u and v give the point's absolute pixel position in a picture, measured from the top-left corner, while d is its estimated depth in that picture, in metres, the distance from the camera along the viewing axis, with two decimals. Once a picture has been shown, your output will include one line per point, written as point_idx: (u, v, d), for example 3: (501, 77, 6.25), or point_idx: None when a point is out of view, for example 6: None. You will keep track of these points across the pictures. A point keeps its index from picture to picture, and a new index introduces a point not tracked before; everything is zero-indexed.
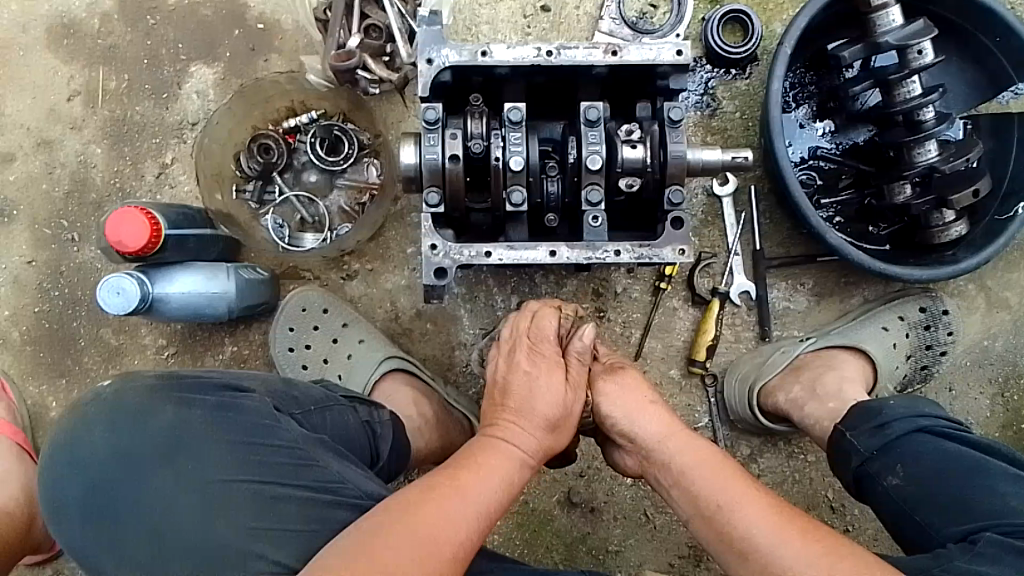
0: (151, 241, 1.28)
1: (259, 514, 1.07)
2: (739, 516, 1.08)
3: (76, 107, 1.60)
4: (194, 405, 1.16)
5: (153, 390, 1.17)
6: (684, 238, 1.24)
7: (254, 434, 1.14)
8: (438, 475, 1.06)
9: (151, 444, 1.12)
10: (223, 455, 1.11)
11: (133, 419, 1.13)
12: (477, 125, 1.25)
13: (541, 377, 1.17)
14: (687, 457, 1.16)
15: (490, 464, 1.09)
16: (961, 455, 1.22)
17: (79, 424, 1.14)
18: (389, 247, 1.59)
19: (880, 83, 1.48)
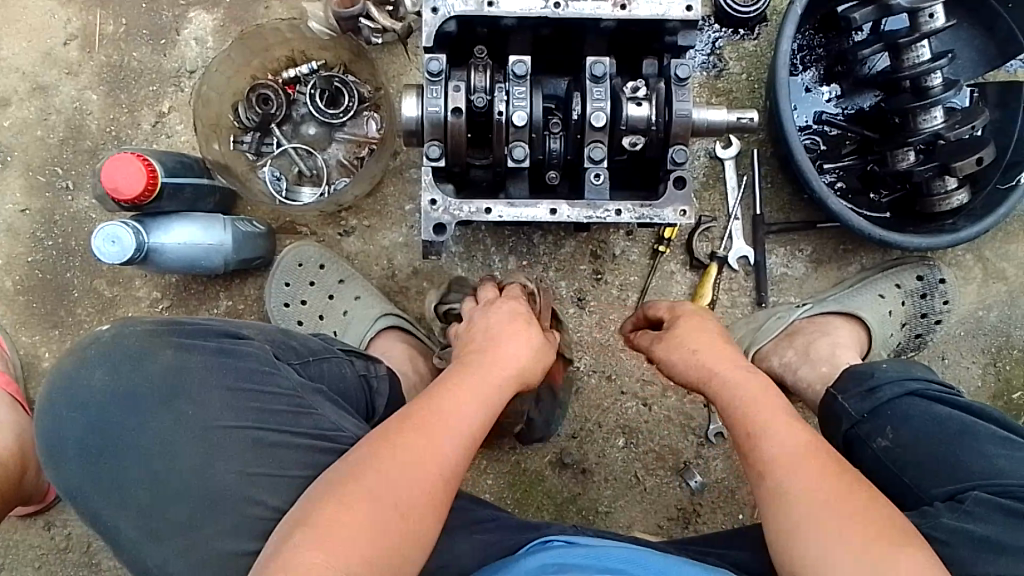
0: (148, 188, 1.26)
1: (259, 462, 1.08)
2: (767, 439, 1.06)
3: (72, 51, 1.57)
4: (193, 349, 1.14)
5: (151, 334, 1.15)
6: (686, 199, 1.23)
7: (254, 380, 1.13)
8: (422, 404, 1.05)
9: (150, 389, 1.11)
10: (224, 401, 1.11)
11: (131, 363, 1.12)
12: (480, 78, 1.23)
13: (522, 330, 1.24)
14: (736, 378, 1.14)
15: (473, 389, 1.09)
16: (950, 417, 1.24)
17: (77, 363, 1.12)
18: (388, 203, 1.58)
19: (890, 48, 1.46)
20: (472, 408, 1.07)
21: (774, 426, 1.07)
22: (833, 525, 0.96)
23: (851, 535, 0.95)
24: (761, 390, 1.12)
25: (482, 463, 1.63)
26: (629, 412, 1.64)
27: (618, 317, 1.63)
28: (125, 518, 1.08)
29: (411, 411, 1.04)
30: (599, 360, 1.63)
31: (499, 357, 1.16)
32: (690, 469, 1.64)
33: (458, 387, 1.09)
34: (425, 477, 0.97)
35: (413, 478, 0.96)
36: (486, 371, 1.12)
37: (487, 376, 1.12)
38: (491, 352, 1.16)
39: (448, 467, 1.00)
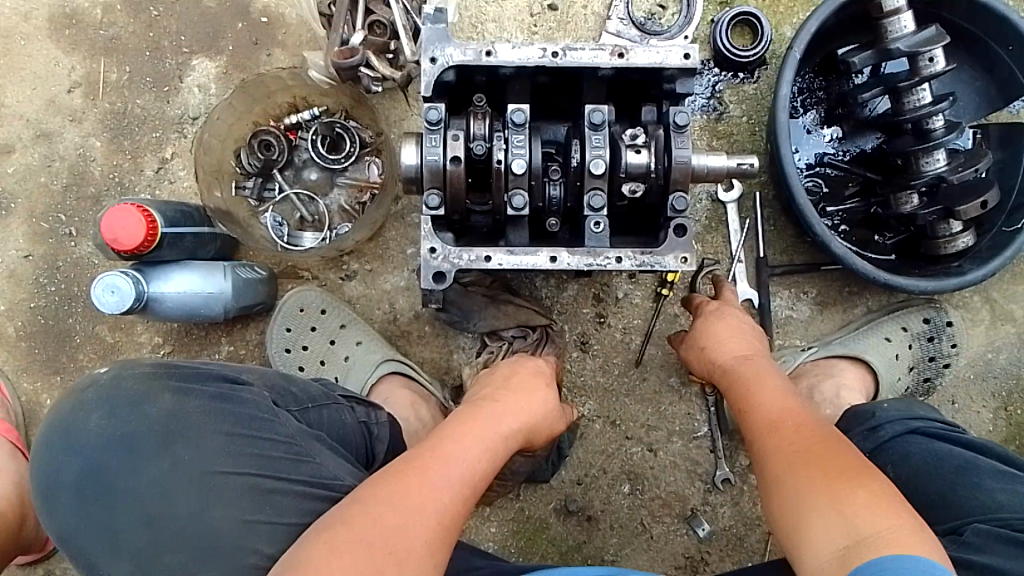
0: (147, 240, 1.26)
1: (254, 509, 1.05)
2: (753, 404, 1.15)
3: (76, 99, 1.59)
4: (192, 394, 1.13)
5: (151, 378, 1.14)
6: (687, 246, 1.22)
7: (251, 426, 1.10)
8: (423, 449, 1.04)
9: (147, 432, 1.09)
10: (221, 445, 1.09)
11: (129, 406, 1.10)
12: (479, 126, 1.23)
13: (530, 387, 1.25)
14: (738, 357, 1.26)
15: (473, 437, 1.08)
16: (950, 454, 1.21)
17: (76, 408, 1.11)
18: (389, 247, 1.58)
19: (890, 90, 1.46)
20: (471, 455, 1.05)
21: (758, 397, 1.15)
22: (794, 471, 1.00)
23: (810, 477, 0.98)
24: (760, 372, 1.21)
25: (484, 510, 1.60)
26: (634, 458, 1.61)
27: (621, 360, 1.61)
28: (118, 568, 1.05)
29: (410, 458, 1.02)
30: (603, 404, 1.61)
31: (500, 416, 1.15)
32: (697, 517, 1.61)
33: (457, 436, 1.07)
34: (424, 520, 0.94)
35: (413, 518, 0.93)
36: (486, 425, 1.12)
37: (487, 429, 1.11)
38: (491, 409, 1.16)
39: (448, 510, 0.97)
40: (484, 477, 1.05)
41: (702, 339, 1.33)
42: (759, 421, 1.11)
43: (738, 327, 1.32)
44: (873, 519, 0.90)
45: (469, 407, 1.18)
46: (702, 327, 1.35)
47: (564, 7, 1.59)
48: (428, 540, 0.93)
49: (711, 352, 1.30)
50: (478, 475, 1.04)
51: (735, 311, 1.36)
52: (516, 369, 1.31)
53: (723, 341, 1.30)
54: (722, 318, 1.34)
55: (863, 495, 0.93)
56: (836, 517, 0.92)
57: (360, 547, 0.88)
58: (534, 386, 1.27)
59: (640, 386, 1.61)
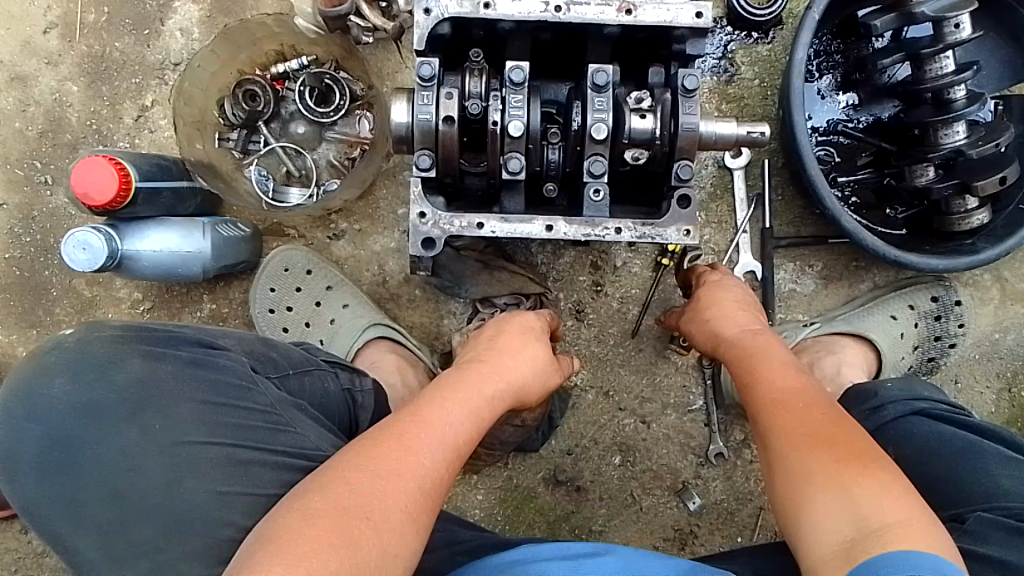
0: (120, 195, 1.20)
1: (230, 482, 1.01)
2: (760, 376, 1.11)
3: (52, 40, 1.50)
4: (165, 359, 1.08)
5: (119, 341, 1.08)
6: (691, 218, 1.16)
7: (228, 394, 1.06)
8: (402, 413, 0.99)
9: (117, 400, 1.04)
10: (195, 413, 1.04)
11: (96, 372, 1.05)
12: (475, 83, 1.16)
13: (519, 347, 1.19)
14: (745, 332, 1.22)
15: (456, 400, 1.03)
16: (953, 436, 1.17)
17: (37, 371, 1.04)
18: (379, 206, 1.51)
19: (911, 57, 1.38)
20: (452, 420, 1.00)
21: (765, 370, 1.11)
22: (801, 456, 0.95)
23: (820, 461, 0.94)
24: (761, 344, 1.17)
25: (472, 477, 1.57)
26: (626, 429, 1.57)
27: (617, 330, 1.56)
28: (85, 539, 1.01)
29: (386, 425, 0.97)
30: (596, 375, 1.57)
31: (483, 378, 1.09)
32: (688, 490, 1.57)
33: (436, 400, 1.02)
34: (404, 484, 0.89)
35: (390, 483, 0.88)
36: (467, 387, 1.06)
37: (470, 392, 1.06)
38: (474, 371, 1.11)
39: (429, 475, 0.92)
40: (466, 442, 1.00)
41: (706, 310, 1.29)
42: (764, 398, 1.06)
43: (740, 297, 1.30)
44: (883, 509, 0.86)
45: (450, 370, 1.12)
46: (703, 297, 1.32)
47: None
48: (407, 505, 0.88)
49: (718, 327, 1.25)
50: (459, 440, 0.99)
51: (737, 285, 1.33)
52: (501, 326, 1.25)
53: (723, 312, 1.27)
54: (723, 291, 1.31)
55: (872, 485, 0.89)
56: (844, 505, 0.88)
57: (334, 513, 0.83)
58: (521, 342, 1.21)
59: (636, 357, 1.57)
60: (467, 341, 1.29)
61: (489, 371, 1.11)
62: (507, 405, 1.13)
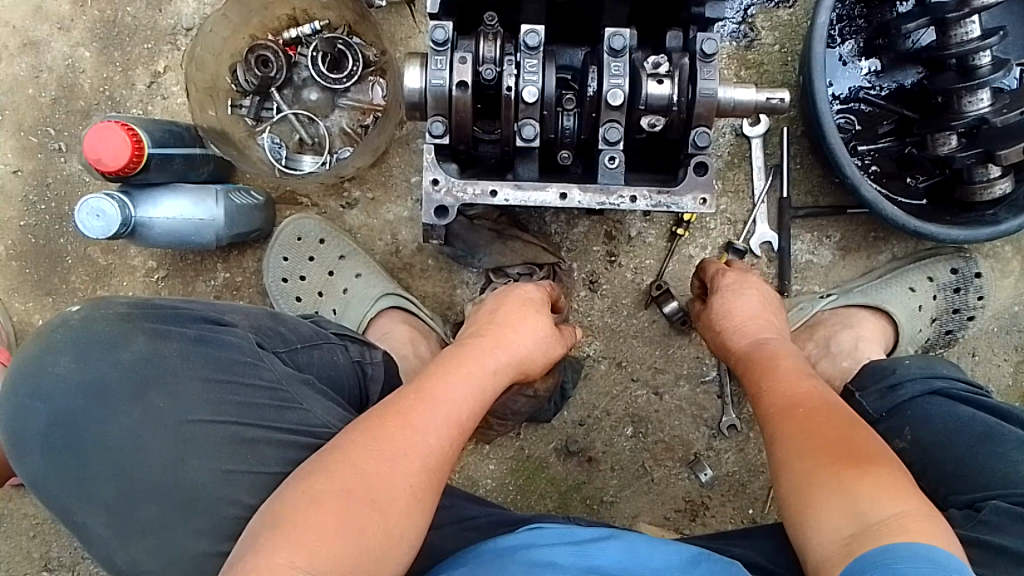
0: (133, 160, 1.19)
1: (234, 459, 1.02)
2: (769, 376, 1.10)
3: (64, 4, 1.49)
4: (170, 337, 1.07)
5: (124, 317, 1.08)
6: (708, 186, 1.14)
7: (233, 372, 1.06)
8: (406, 390, 0.98)
9: (121, 378, 1.04)
10: (199, 394, 1.04)
11: (101, 350, 1.05)
12: (489, 48, 1.14)
13: (526, 318, 1.18)
14: (758, 334, 1.21)
15: (460, 373, 1.02)
16: (972, 419, 1.15)
17: (42, 350, 1.05)
18: (392, 174, 1.50)
19: (936, 22, 1.35)
20: (457, 395, 0.99)
21: (774, 370, 1.11)
22: (800, 457, 0.95)
23: (818, 459, 0.94)
24: (778, 352, 1.15)
25: (484, 447, 1.58)
26: (638, 401, 1.57)
27: (631, 301, 1.55)
28: (91, 515, 1.03)
29: (392, 401, 0.96)
30: (609, 345, 1.56)
31: (487, 351, 1.09)
32: (700, 462, 1.58)
33: (441, 375, 1.01)
34: (407, 465, 0.89)
35: (394, 462, 0.88)
36: (472, 360, 1.06)
37: (474, 365, 1.05)
38: (478, 344, 1.10)
39: (433, 455, 0.92)
40: (471, 416, 1.00)
41: (719, 309, 1.27)
42: (772, 399, 1.06)
43: (764, 300, 1.26)
44: (880, 506, 0.86)
45: (455, 344, 1.12)
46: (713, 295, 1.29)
47: None
48: (411, 484, 0.88)
49: (728, 336, 1.24)
50: (464, 414, 0.99)
51: (745, 277, 1.30)
52: (506, 294, 1.24)
53: (733, 311, 1.25)
54: (732, 287, 1.28)
55: (871, 481, 0.88)
56: (840, 505, 0.88)
57: (338, 497, 0.84)
58: (526, 313, 1.19)
59: (649, 328, 1.56)
60: (472, 310, 1.28)
61: (494, 344, 1.10)
62: (513, 376, 1.12)
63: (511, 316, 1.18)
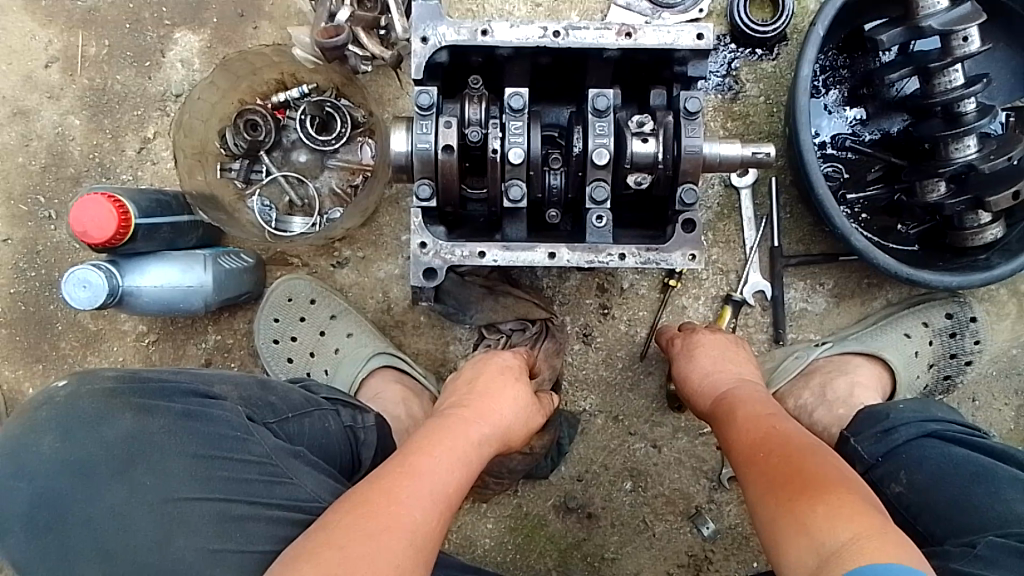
0: (120, 232, 1.19)
1: (221, 538, 0.99)
2: (732, 421, 1.10)
3: (54, 74, 1.51)
4: (156, 413, 1.06)
5: (110, 394, 1.07)
6: (696, 242, 1.14)
7: (221, 446, 1.04)
8: (390, 464, 0.97)
9: (106, 456, 1.03)
10: (184, 470, 1.03)
11: (86, 428, 1.04)
12: (474, 111, 1.14)
13: (508, 389, 1.18)
14: (726, 377, 1.23)
15: (444, 444, 1.01)
16: (967, 461, 1.13)
17: (27, 430, 1.04)
18: (382, 233, 1.50)
19: (920, 71, 1.36)
20: (442, 464, 0.98)
21: (735, 413, 1.11)
22: (764, 502, 0.94)
23: (776, 499, 0.92)
24: (742, 398, 1.14)
25: (481, 506, 1.55)
26: (637, 454, 1.55)
27: (625, 354, 1.54)
28: None
29: (377, 476, 0.94)
30: (605, 399, 1.54)
31: (471, 423, 1.08)
32: (702, 515, 1.55)
33: (424, 446, 1.00)
34: (396, 541, 0.87)
35: (382, 539, 0.86)
36: (456, 430, 1.05)
37: (460, 436, 1.04)
38: (461, 416, 1.09)
39: (420, 529, 0.90)
40: (458, 485, 0.98)
41: (690, 372, 1.28)
42: (735, 444, 1.06)
43: (727, 350, 1.30)
44: (836, 530, 0.84)
45: (437, 415, 1.10)
46: (682, 360, 1.31)
47: None
48: (401, 562, 0.86)
49: (699, 385, 1.25)
50: (451, 483, 0.97)
51: (710, 339, 1.32)
52: (487, 366, 1.23)
53: (706, 373, 1.25)
54: (699, 352, 1.30)
55: (822, 508, 0.87)
56: (802, 540, 0.86)
57: None
58: (507, 384, 1.19)
59: (645, 381, 1.54)
60: (449, 382, 1.27)
61: (476, 415, 1.10)
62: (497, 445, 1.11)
63: (494, 385, 1.18)
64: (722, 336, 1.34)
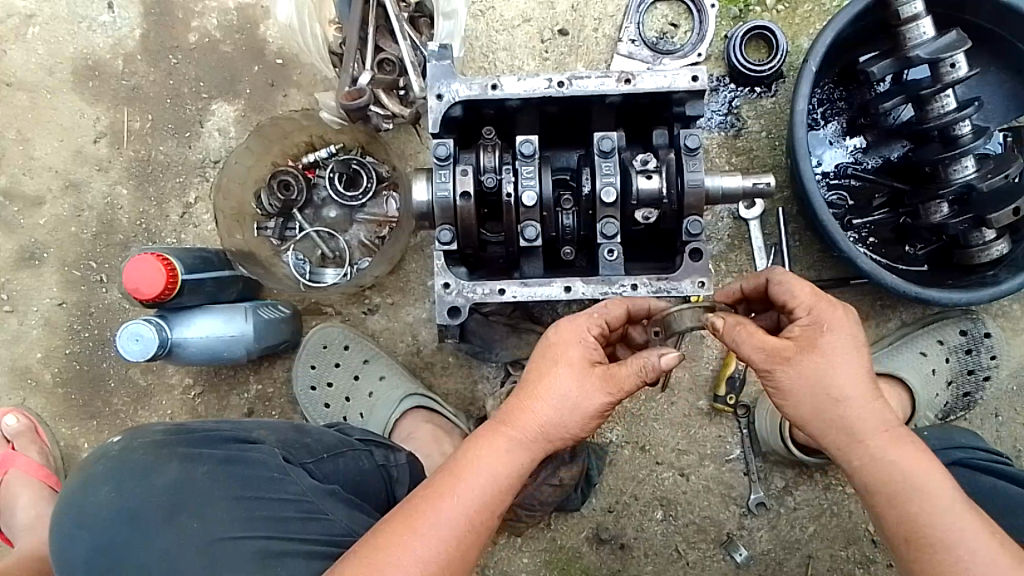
0: (168, 288, 1.29)
1: (265, 572, 1.03)
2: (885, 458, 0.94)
3: (102, 148, 1.63)
4: (199, 460, 1.12)
5: (159, 446, 1.13)
6: (704, 270, 1.20)
7: (260, 487, 1.10)
8: (427, 484, 0.97)
9: (155, 501, 1.07)
10: (226, 512, 1.07)
11: (137, 477, 1.09)
12: (488, 158, 1.23)
13: (576, 387, 0.99)
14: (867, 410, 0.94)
15: (474, 476, 0.96)
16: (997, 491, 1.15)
17: (86, 482, 1.10)
18: (410, 279, 1.58)
19: (913, 98, 1.43)
20: (469, 500, 0.95)
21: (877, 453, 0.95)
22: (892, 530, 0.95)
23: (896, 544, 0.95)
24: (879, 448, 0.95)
25: (516, 541, 1.59)
26: (665, 483, 1.58)
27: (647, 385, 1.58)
28: None
29: (412, 496, 0.97)
30: (631, 430, 1.58)
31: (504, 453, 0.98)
32: (734, 542, 1.58)
33: (457, 471, 0.97)
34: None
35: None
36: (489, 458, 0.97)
37: (491, 468, 0.97)
38: (507, 436, 0.99)
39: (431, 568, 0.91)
40: (484, 509, 0.95)
41: (821, 375, 0.95)
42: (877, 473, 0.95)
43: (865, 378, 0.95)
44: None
45: (499, 412, 1.01)
46: (816, 362, 0.95)
47: (576, 32, 1.59)
48: None
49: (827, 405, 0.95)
50: (474, 513, 0.94)
51: (855, 342, 0.96)
52: (575, 335, 1.02)
53: (852, 397, 0.94)
54: (844, 366, 0.94)
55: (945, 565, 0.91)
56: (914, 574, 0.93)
57: None
58: (578, 380, 0.99)
59: (669, 410, 1.58)
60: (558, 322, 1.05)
61: (523, 431, 0.99)
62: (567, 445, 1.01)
63: (562, 383, 0.99)
64: (849, 327, 0.97)
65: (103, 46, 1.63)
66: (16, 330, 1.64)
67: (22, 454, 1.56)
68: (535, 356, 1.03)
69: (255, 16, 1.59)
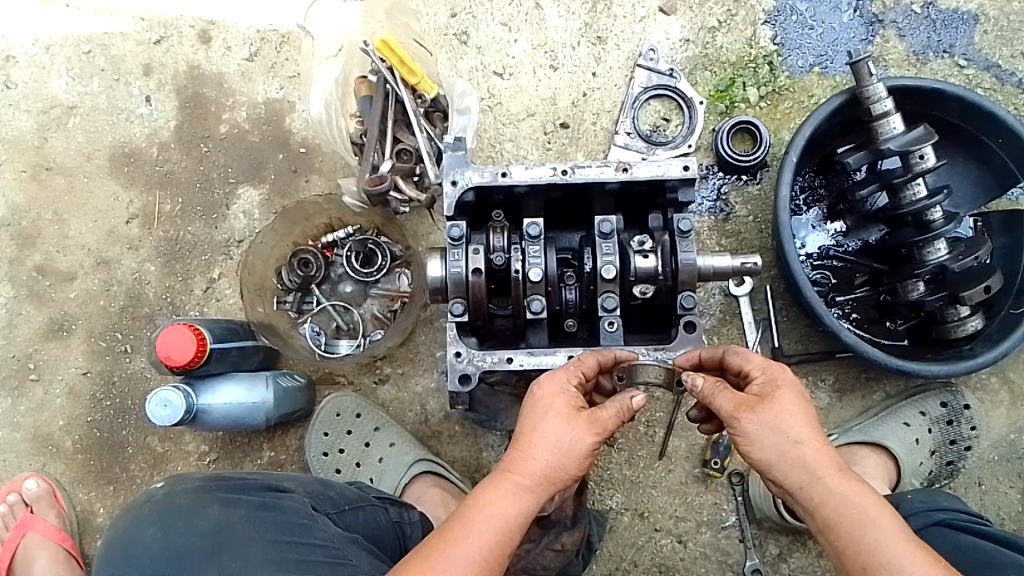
0: (197, 355, 1.37)
1: None
2: (842, 498, 1.01)
3: (134, 228, 1.75)
4: (238, 504, 1.19)
5: (201, 492, 1.21)
6: (697, 340, 1.30)
7: (292, 531, 1.15)
8: (438, 533, 1.04)
9: (195, 541, 1.14)
10: (260, 553, 1.13)
11: (179, 519, 1.17)
12: (498, 239, 1.35)
13: (567, 434, 1.06)
14: (814, 449, 1.03)
15: (482, 520, 1.02)
16: (973, 547, 1.22)
17: (134, 522, 1.18)
18: (419, 350, 1.67)
19: (887, 186, 1.55)
20: (478, 543, 1.01)
21: (830, 491, 1.02)
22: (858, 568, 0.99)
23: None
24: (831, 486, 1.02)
25: None
26: (664, 549, 1.63)
27: (646, 453, 1.64)
28: None
29: (426, 542, 1.03)
30: (630, 497, 1.64)
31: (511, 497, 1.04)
32: None
33: (465, 518, 1.03)
34: None
35: None
36: (495, 503, 1.03)
37: (499, 512, 1.03)
38: (510, 481, 1.05)
39: None
40: (494, 549, 1.01)
41: (771, 425, 1.04)
42: (835, 512, 1.01)
43: (811, 422, 1.05)
44: None
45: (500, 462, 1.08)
46: (771, 411, 1.04)
47: (576, 124, 1.73)
48: None
49: (779, 448, 1.03)
50: (487, 554, 1.00)
51: (801, 398, 1.06)
52: (557, 387, 1.11)
53: (800, 443, 1.03)
54: (796, 415, 1.04)
55: None
56: None
57: None
58: (568, 426, 1.07)
59: (666, 478, 1.64)
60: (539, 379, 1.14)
61: (524, 475, 1.05)
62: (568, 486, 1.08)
63: (552, 430, 1.06)
64: (791, 383, 1.08)
65: (140, 135, 1.77)
66: (41, 399, 1.71)
67: (40, 518, 1.60)
68: (523, 413, 1.11)
69: (282, 110, 1.74)
